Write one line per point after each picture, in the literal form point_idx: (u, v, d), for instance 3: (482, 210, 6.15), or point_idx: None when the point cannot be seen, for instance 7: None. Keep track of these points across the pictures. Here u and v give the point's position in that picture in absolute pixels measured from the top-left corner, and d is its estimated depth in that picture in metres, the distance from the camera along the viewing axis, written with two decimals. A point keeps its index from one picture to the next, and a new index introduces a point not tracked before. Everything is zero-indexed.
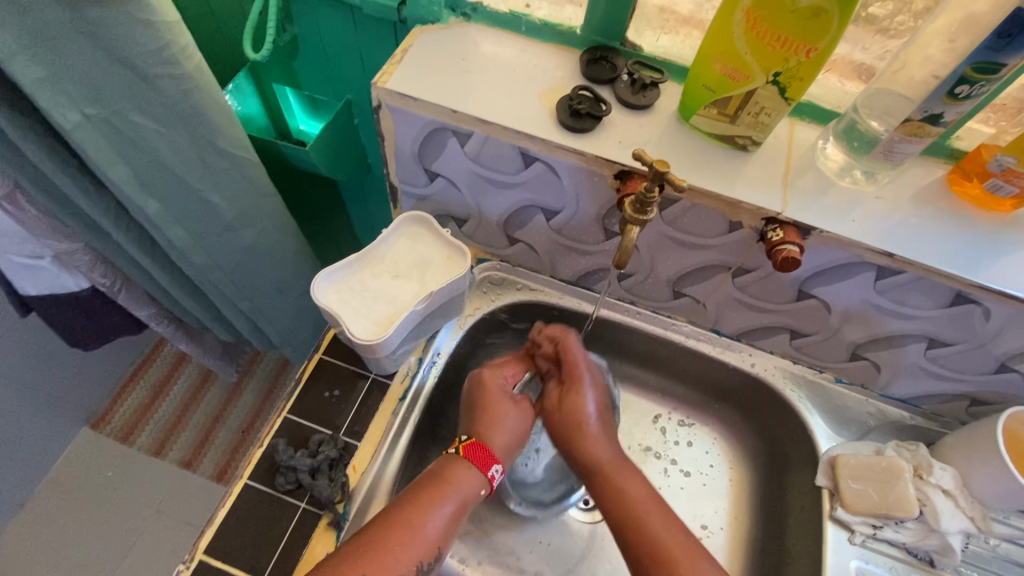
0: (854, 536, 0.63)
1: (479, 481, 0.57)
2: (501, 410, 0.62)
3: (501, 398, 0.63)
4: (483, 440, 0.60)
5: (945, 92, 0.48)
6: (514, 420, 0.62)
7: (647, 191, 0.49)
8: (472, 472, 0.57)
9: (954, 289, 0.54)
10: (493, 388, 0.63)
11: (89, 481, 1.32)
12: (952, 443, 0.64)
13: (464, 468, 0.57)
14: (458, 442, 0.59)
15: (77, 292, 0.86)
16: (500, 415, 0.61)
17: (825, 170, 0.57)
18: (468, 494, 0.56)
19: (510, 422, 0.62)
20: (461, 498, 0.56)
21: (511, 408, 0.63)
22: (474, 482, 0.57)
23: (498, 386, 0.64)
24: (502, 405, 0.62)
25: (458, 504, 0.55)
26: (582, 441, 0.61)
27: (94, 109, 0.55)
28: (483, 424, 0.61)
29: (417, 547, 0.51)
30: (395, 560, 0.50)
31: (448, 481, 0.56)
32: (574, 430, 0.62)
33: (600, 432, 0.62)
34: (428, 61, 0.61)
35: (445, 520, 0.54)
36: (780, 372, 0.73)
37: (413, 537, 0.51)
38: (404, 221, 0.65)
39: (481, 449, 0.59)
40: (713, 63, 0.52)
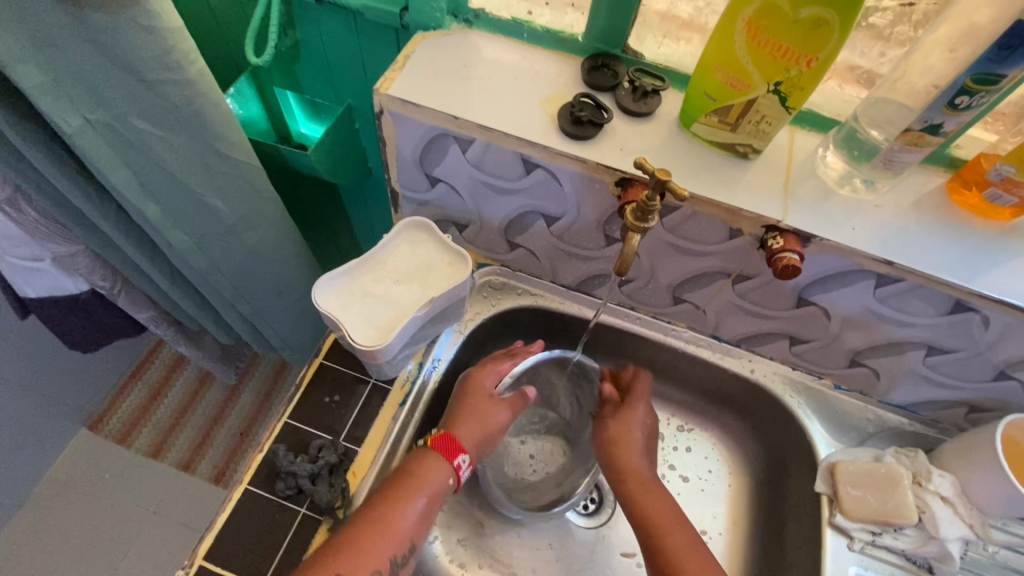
0: (853, 542, 0.63)
1: (446, 472, 0.58)
2: (483, 412, 0.63)
3: (481, 395, 0.64)
4: (450, 432, 0.60)
5: (945, 103, 0.48)
6: (492, 418, 0.63)
7: (648, 199, 0.49)
8: (439, 463, 0.58)
9: (953, 297, 0.55)
10: (481, 388, 0.64)
11: (88, 483, 1.31)
12: (951, 450, 0.65)
13: (432, 460, 0.58)
14: (428, 436, 0.60)
15: (76, 294, 0.86)
16: (475, 410, 0.63)
17: (825, 178, 0.58)
18: (437, 485, 0.57)
19: (487, 415, 0.63)
20: (431, 490, 0.56)
21: (488, 402, 0.64)
22: (442, 473, 0.57)
23: (486, 386, 0.65)
24: (483, 407, 0.63)
25: (429, 496, 0.56)
26: (619, 451, 0.65)
27: (96, 114, 0.55)
28: (457, 417, 0.62)
29: (389, 542, 0.52)
30: (370, 555, 0.51)
31: (417, 474, 0.56)
32: (616, 443, 0.66)
33: (639, 449, 0.66)
34: (430, 67, 0.61)
35: (418, 512, 0.55)
36: (779, 377, 0.73)
37: (386, 533, 0.52)
38: (404, 226, 0.65)
39: (447, 440, 0.59)
40: (714, 71, 0.52)
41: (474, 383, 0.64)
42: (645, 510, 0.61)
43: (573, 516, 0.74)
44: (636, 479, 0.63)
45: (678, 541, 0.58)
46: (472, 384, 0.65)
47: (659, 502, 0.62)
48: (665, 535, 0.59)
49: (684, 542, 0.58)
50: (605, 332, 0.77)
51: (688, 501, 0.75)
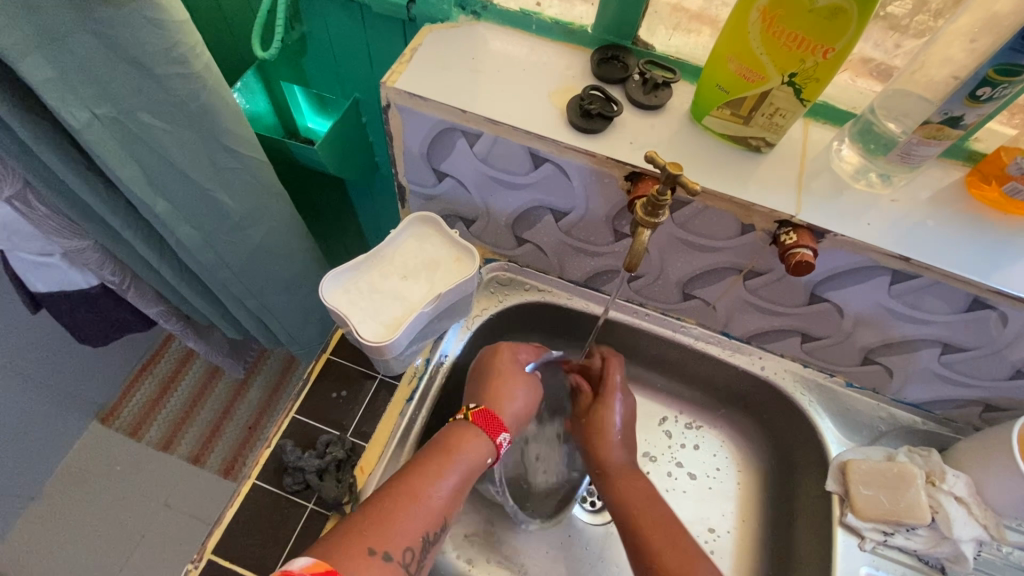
0: (864, 542, 0.62)
1: (488, 449, 0.58)
2: (512, 384, 0.63)
3: (516, 372, 0.64)
4: (492, 408, 0.60)
5: (967, 94, 0.46)
6: (522, 391, 0.63)
7: (659, 194, 0.48)
8: (481, 439, 0.58)
9: (970, 294, 0.54)
10: (505, 361, 0.64)
11: (99, 475, 1.33)
12: (966, 449, 0.63)
13: (473, 436, 0.58)
14: (467, 410, 0.60)
15: (86, 288, 0.87)
16: (508, 384, 0.62)
17: (839, 172, 0.57)
18: (475, 462, 0.56)
19: (520, 391, 0.63)
20: (468, 466, 0.56)
21: (524, 378, 0.64)
22: (483, 450, 0.58)
23: (510, 360, 0.65)
24: (515, 377, 0.63)
25: (465, 473, 0.55)
26: (599, 443, 0.67)
27: (103, 109, 0.55)
28: (493, 395, 0.62)
29: (424, 517, 0.51)
30: (404, 530, 0.50)
31: (456, 449, 0.56)
32: (597, 435, 0.67)
33: (619, 440, 0.67)
34: (437, 60, 0.60)
35: (451, 489, 0.54)
36: (790, 375, 0.72)
37: (420, 508, 0.51)
38: (411, 221, 0.64)
39: (490, 417, 0.59)
40: (727, 62, 0.51)
41: (504, 356, 0.65)
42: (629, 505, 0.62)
43: (580, 513, 0.74)
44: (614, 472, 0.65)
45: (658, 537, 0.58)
46: (496, 360, 0.64)
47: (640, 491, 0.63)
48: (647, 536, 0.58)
49: (661, 537, 0.58)
50: (612, 328, 0.77)
51: (695, 499, 0.75)
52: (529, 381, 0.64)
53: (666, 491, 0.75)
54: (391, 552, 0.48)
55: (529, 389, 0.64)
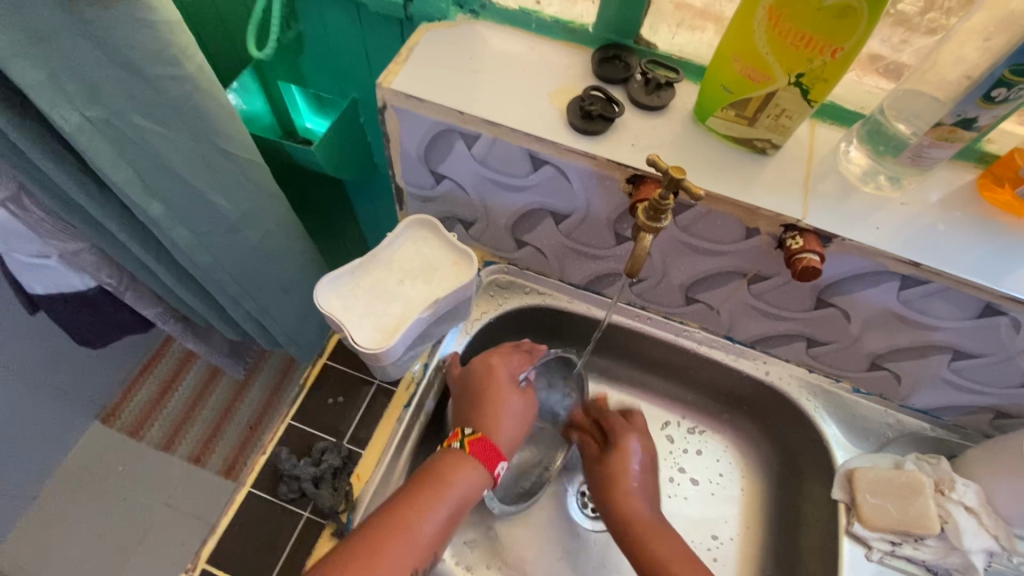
0: (871, 552, 0.61)
1: (483, 480, 0.56)
2: (507, 403, 0.60)
3: (513, 394, 0.61)
4: (489, 437, 0.58)
5: (981, 95, 0.45)
6: (518, 411, 0.61)
7: (661, 198, 0.47)
8: (476, 471, 0.56)
9: (982, 300, 0.52)
10: (501, 376, 0.61)
11: (100, 476, 1.33)
12: (976, 457, 0.62)
13: (468, 467, 0.56)
14: (462, 437, 0.57)
15: (84, 290, 0.86)
16: (505, 403, 0.60)
17: (847, 174, 0.55)
18: (469, 493, 0.55)
19: (513, 409, 0.60)
20: (462, 500, 0.54)
21: (519, 398, 0.61)
22: (478, 481, 0.56)
23: (506, 373, 0.62)
24: (509, 398, 0.60)
25: (457, 506, 0.54)
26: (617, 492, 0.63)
27: (94, 111, 0.54)
28: (488, 417, 0.59)
29: (412, 553, 0.51)
30: (388, 566, 0.49)
31: (449, 482, 0.54)
32: (613, 483, 0.63)
33: (638, 487, 0.64)
34: (434, 60, 0.59)
35: (441, 522, 0.53)
36: (795, 380, 0.71)
37: (408, 543, 0.50)
38: (409, 224, 0.63)
39: (487, 447, 0.57)
40: (731, 62, 0.50)
41: (497, 374, 0.61)
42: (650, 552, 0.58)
43: (581, 519, 0.73)
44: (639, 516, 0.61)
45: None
46: (488, 372, 0.61)
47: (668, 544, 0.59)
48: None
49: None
50: (614, 332, 0.75)
51: (698, 505, 0.73)
52: (524, 398, 0.62)
53: (668, 498, 0.73)
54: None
55: (525, 406, 0.61)
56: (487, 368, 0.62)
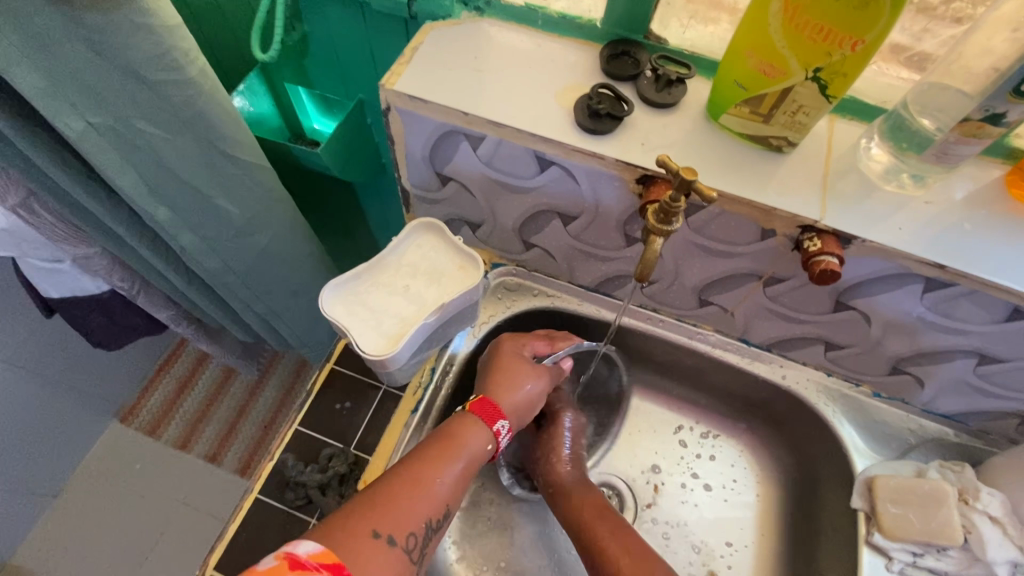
0: (892, 563, 0.59)
1: (488, 436, 0.56)
2: (511, 367, 0.61)
3: (524, 364, 0.61)
4: (491, 397, 0.58)
5: (1010, 89, 0.42)
6: (529, 383, 0.60)
7: (671, 200, 0.45)
8: (481, 427, 0.56)
9: (1011, 303, 0.50)
10: (506, 347, 0.62)
11: (119, 474, 1.35)
12: (1002, 465, 0.60)
13: (471, 424, 0.56)
14: (465, 401, 0.58)
15: (98, 294, 0.87)
16: (512, 373, 0.60)
17: (868, 172, 0.53)
18: (475, 449, 0.55)
19: (520, 375, 0.60)
20: (471, 456, 0.54)
21: (530, 369, 0.61)
22: (483, 438, 0.56)
23: (512, 346, 0.63)
24: (514, 363, 0.61)
25: (466, 462, 0.53)
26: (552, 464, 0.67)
27: (99, 117, 0.54)
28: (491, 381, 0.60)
29: (426, 504, 0.49)
30: (404, 514, 0.48)
31: (456, 435, 0.54)
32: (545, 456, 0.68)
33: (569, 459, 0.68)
34: (439, 60, 0.57)
35: (453, 478, 0.52)
36: (813, 384, 0.69)
37: (420, 493, 0.50)
38: (415, 228, 0.62)
39: (487, 404, 0.57)
40: (745, 57, 0.48)
41: (506, 345, 0.63)
42: (582, 517, 0.62)
43: None
44: (567, 486, 0.65)
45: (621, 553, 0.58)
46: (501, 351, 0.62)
47: (589, 502, 0.63)
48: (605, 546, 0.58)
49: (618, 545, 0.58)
50: (625, 335, 0.74)
51: (712, 510, 0.72)
52: (534, 369, 0.62)
53: (682, 503, 0.72)
54: (396, 535, 0.46)
55: (537, 381, 0.61)
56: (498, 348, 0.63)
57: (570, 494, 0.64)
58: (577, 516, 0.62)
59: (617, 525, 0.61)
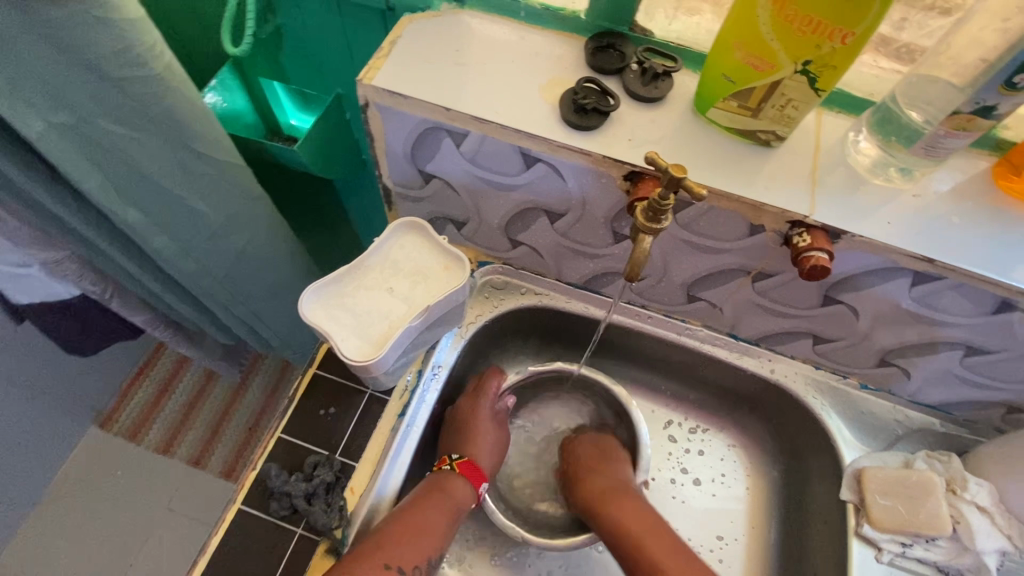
0: (882, 554, 0.60)
1: (471, 494, 0.62)
2: (484, 429, 0.67)
3: (489, 420, 0.67)
4: (473, 459, 0.64)
5: (1002, 82, 0.42)
6: (494, 439, 0.67)
7: (661, 198, 0.44)
8: (466, 484, 0.62)
9: (998, 295, 0.50)
10: (478, 407, 0.67)
11: (100, 481, 1.31)
12: (989, 455, 0.60)
13: (459, 481, 0.62)
14: (450, 460, 0.63)
15: (68, 299, 0.83)
16: (480, 432, 0.66)
17: (856, 165, 0.52)
18: (463, 508, 0.61)
19: (489, 442, 0.67)
20: (458, 506, 0.60)
21: (493, 428, 0.67)
22: (467, 494, 0.62)
23: (485, 405, 0.68)
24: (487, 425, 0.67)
25: (455, 511, 0.59)
26: (581, 479, 0.68)
27: (59, 117, 0.51)
28: (469, 442, 0.65)
29: (429, 543, 0.55)
30: (412, 549, 0.54)
31: (448, 490, 0.60)
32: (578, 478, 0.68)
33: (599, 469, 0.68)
34: (418, 53, 0.56)
35: (448, 525, 0.58)
36: (801, 377, 0.69)
37: (423, 535, 0.55)
38: (398, 227, 0.61)
39: (472, 466, 0.63)
40: (733, 50, 0.47)
41: (477, 410, 0.67)
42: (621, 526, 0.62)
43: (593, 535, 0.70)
44: (602, 499, 0.65)
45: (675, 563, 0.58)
46: (470, 411, 0.67)
47: (631, 515, 0.63)
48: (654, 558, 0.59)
49: (673, 560, 0.58)
50: (614, 332, 0.73)
51: (702, 504, 0.72)
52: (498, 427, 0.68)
53: (671, 499, 0.72)
54: (405, 566, 0.53)
55: (499, 436, 0.68)
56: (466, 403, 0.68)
57: (607, 507, 0.64)
58: (619, 524, 0.62)
59: (674, 546, 0.60)
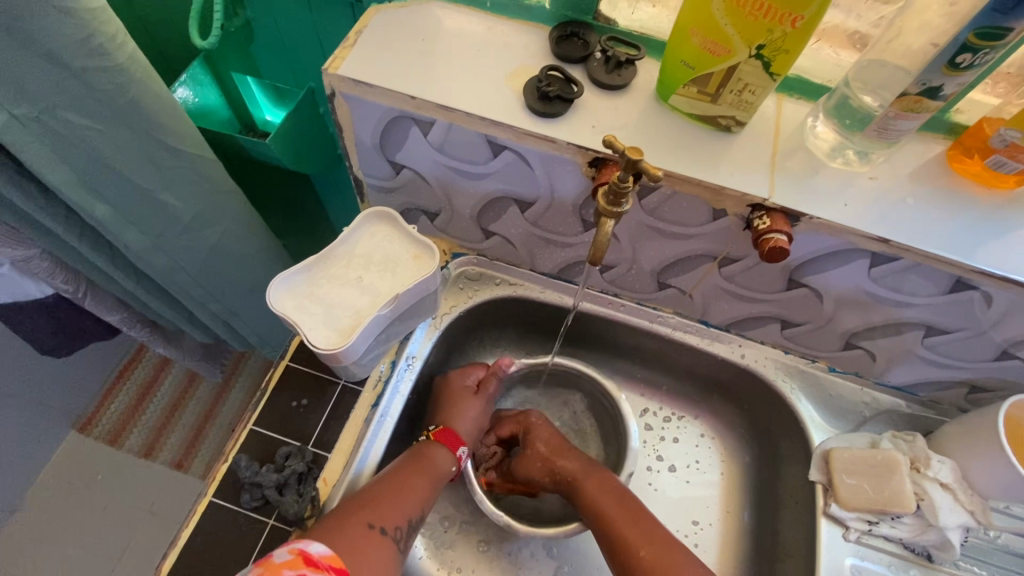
0: (849, 532, 0.61)
1: (450, 459, 0.61)
2: (461, 403, 0.66)
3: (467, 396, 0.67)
4: (451, 427, 0.64)
5: (946, 62, 0.43)
6: (474, 412, 0.66)
7: (621, 181, 0.45)
8: (443, 451, 0.61)
9: (953, 275, 0.51)
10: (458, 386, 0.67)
11: (79, 486, 1.29)
12: (951, 434, 0.62)
13: (436, 446, 0.61)
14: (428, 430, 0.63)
15: (41, 299, 0.80)
16: (461, 404, 0.66)
17: (815, 150, 0.53)
18: (444, 473, 0.60)
19: (470, 410, 0.66)
20: (438, 471, 0.60)
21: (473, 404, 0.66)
22: (447, 459, 0.61)
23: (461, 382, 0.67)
24: (463, 399, 0.66)
25: (434, 474, 0.59)
26: (558, 455, 0.66)
27: (22, 109, 0.50)
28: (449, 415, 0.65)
29: (409, 503, 0.55)
30: (395, 509, 0.54)
31: (428, 458, 0.60)
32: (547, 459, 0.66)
33: (568, 448, 0.67)
34: (384, 43, 0.56)
35: (428, 488, 0.57)
36: (771, 362, 0.70)
37: (404, 497, 0.55)
38: (367, 217, 0.61)
39: (448, 434, 0.63)
40: (691, 36, 0.47)
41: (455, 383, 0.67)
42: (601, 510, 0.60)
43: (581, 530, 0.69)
44: (578, 477, 0.64)
45: (630, 527, 0.58)
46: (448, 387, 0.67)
47: (604, 493, 0.61)
48: (627, 541, 0.57)
49: (633, 527, 0.58)
50: (587, 321, 0.74)
51: (677, 491, 0.72)
52: (482, 402, 0.67)
53: (647, 484, 0.73)
54: (388, 525, 0.53)
55: (482, 410, 0.67)
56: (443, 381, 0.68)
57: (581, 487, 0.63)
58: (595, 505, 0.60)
59: (630, 510, 0.59)
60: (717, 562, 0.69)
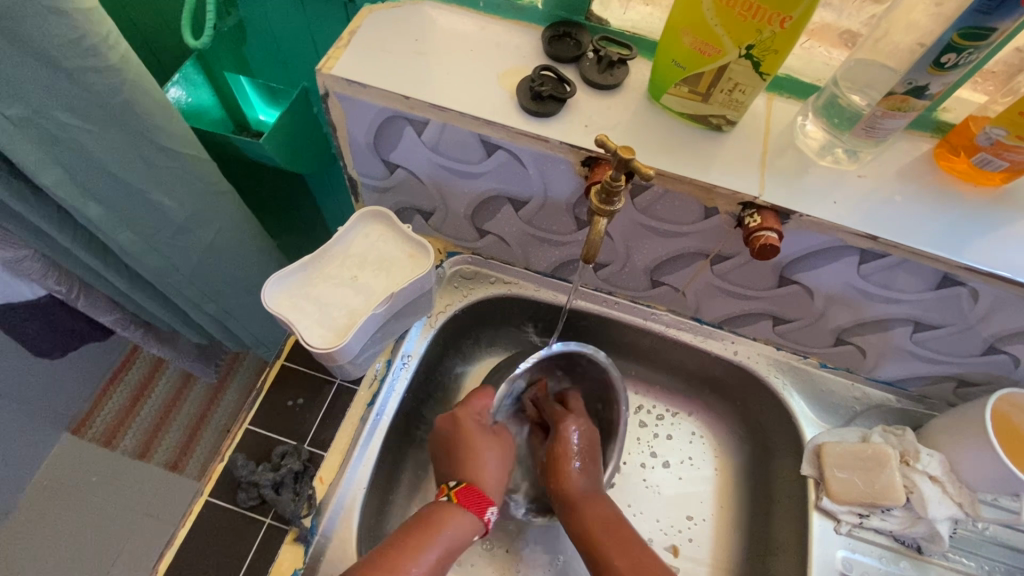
0: (840, 526, 0.62)
1: (473, 525, 0.58)
2: (482, 448, 0.63)
3: (485, 436, 0.64)
4: (478, 485, 0.60)
5: (931, 62, 0.44)
6: (491, 455, 0.63)
7: (613, 179, 0.45)
8: (463, 516, 0.57)
9: (941, 271, 0.52)
10: (471, 427, 0.63)
11: (74, 488, 1.29)
12: (939, 427, 0.62)
13: (457, 512, 0.57)
14: (450, 489, 0.59)
15: (34, 301, 0.80)
16: (479, 451, 0.62)
17: (804, 148, 0.54)
18: (459, 544, 0.56)
19: (490, 459, 0.63)
20: (451, 544, 0.55)
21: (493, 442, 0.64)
22: (467, 527, 0.57)
23: (474, 422, 0.64)
24: (483, 442, 0.63)
25: (444, 550, 0.55)
26: (562, 472, 0.65)
27: (15, 110, 0.51)
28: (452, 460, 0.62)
29: None
30: None
31: (442, 525, 0.56)
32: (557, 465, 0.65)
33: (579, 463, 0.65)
34: (377, 43, 0.56)
35: (432, 564, 0.54)
36: (763, 358, 0.71)
37: None
38: (361, 216, 0.61)
39: (474, 494, 0.59)
40: (682, 36, 0.48)
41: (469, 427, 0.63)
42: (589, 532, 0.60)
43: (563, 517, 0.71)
44: (578, 501, 0.63)
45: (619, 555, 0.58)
46: (459, 429, 0.63)
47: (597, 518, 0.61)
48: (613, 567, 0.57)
49: (621, 556, 0.58)
50: (583, 318, 0.74)
51: (672, 488, 0.73)
52: (500, 445, 0.65)
53: (643, 481, 0.73)
54: None
55: (500, 454, 0.64)
56: (453, 423, 0.63)
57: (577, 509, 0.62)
58: (585, 527, 0.61)
59: (623, 540, 0.59)
60: (712, 557, 0.70)
